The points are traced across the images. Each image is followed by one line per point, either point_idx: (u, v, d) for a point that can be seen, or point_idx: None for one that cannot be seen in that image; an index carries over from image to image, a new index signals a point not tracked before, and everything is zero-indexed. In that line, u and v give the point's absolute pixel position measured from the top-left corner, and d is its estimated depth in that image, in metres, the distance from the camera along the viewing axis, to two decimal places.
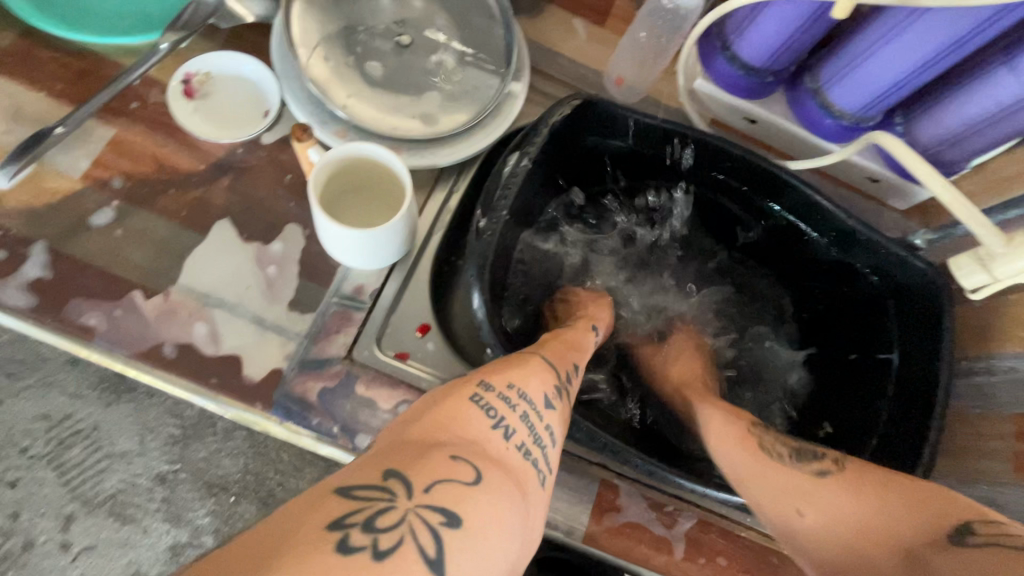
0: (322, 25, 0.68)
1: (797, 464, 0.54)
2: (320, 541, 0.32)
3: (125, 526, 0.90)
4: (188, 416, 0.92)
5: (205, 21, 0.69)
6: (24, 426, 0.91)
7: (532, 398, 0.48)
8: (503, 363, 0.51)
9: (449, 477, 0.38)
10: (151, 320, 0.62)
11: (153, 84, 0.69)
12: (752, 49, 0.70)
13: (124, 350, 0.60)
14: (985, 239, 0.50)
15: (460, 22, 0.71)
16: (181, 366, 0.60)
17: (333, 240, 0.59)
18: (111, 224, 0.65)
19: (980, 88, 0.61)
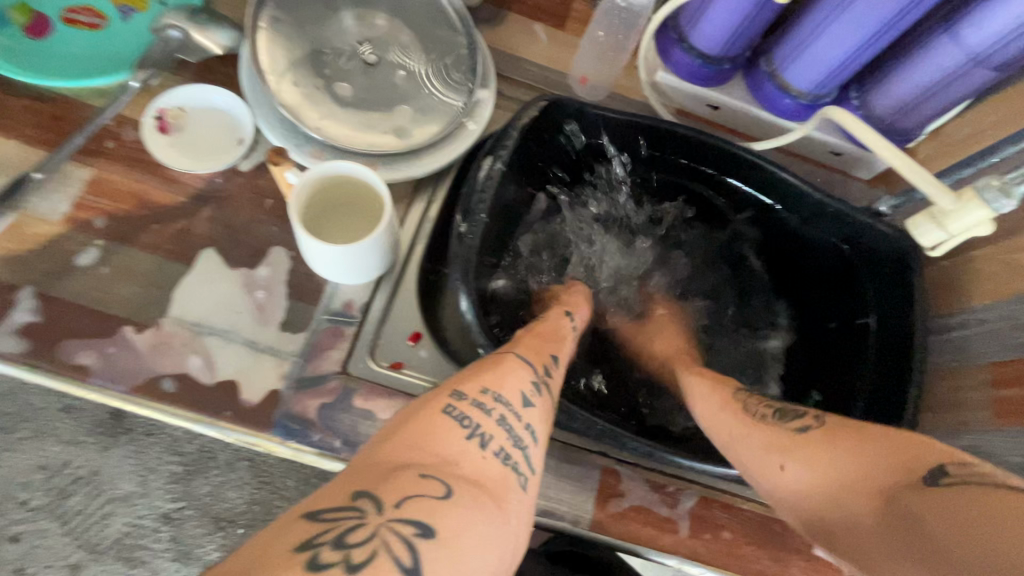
0: (290, 50, 0.70)
1: (780, 423, 0.56)
2: (289, 564, 0.34)
3: (133, 569, 0.90)
4: (189, 452, 0.92)
5: (171, 55, 0.71)
6: (22, 478, 0.90)
7: (509, 400, 0.50)
8: (477, 367, 0.52)
9: (420, 492, 0.39)
10: (144, 354, 0.62)
11: (126, 122, 0.70)
12: (708, 38, 0.72)
13: (120, 386, 0.61)
14: (935, 195, 0.53)
15: (425, 37, 0.73)
16: (178, 397, 0.61)
17: (318, 257, 0.60)
18: (97, 265, 0.65)
19: (925, 57, 0.64)
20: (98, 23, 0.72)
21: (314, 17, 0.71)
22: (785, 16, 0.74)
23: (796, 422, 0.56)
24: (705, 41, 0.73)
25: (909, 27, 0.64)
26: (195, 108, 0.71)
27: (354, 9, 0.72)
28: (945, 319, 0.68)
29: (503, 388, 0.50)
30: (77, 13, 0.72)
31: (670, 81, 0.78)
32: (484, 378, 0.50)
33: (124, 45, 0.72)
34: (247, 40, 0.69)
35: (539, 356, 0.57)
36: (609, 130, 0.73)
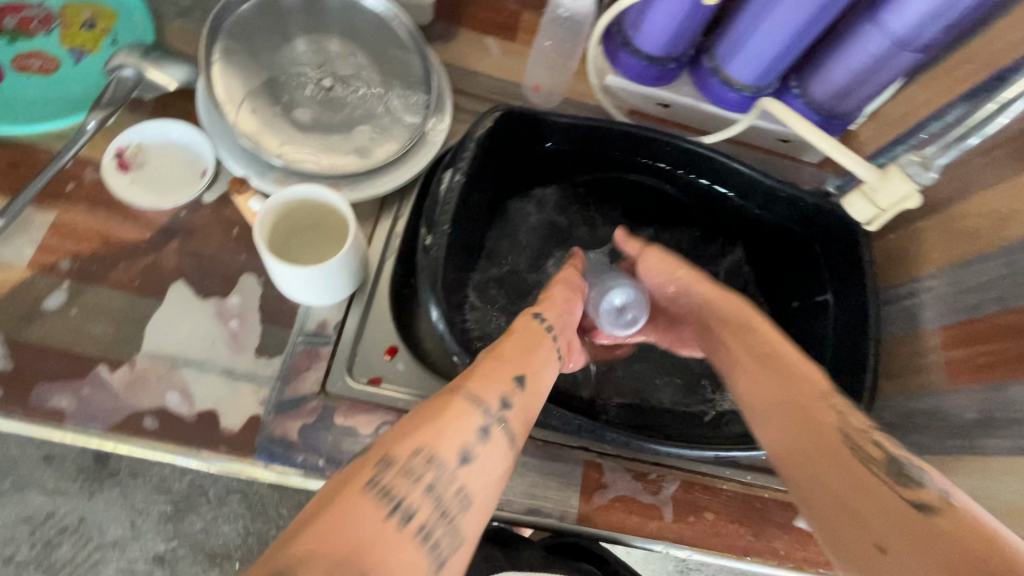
0: (245, 80, 0.71)
1: (899, 493, 0.44)
2: None
3: None
4: (177, 490, 0.91)
5: (128, 95, 0.70)
6: (6, 532, 0.88)
7: (445, 460, 0.44)
8: (415, 415, 0.46)
9: None
10: (121, 392, 0.62)
11: (86, 163, 0.71)
12: (651, 40, 0.75)
13: (97, 426, 0.60)
14: (865, 173, 0.64)
15: (378, 57, 0.75)
16: (157, 432, 0.61)
17: (289, 281, 0.61)
18: (67, 307, 0.65)
19: (854, 44, 0.68)
20: (51, 67, 0.72)
21: (266, 47, 0.73)
22: (721, 14, 0.78)
23: (908, 494, 0.44)
24: (648, 43, 0.76)
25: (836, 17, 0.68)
26: (155, 145, 0.72)
27: (307, 36, 0.74)
28: (897, 290, 0.71)
29: (449, 442, 0.44)
30: (28, 60, 0.72)
31: (619, 84, 0.81)
32: (427, 436, 0.44)
33: (78, 83, 0.73)
34: (201, 73, 0.70)
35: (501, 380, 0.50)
36: (563, 133, 0.77)
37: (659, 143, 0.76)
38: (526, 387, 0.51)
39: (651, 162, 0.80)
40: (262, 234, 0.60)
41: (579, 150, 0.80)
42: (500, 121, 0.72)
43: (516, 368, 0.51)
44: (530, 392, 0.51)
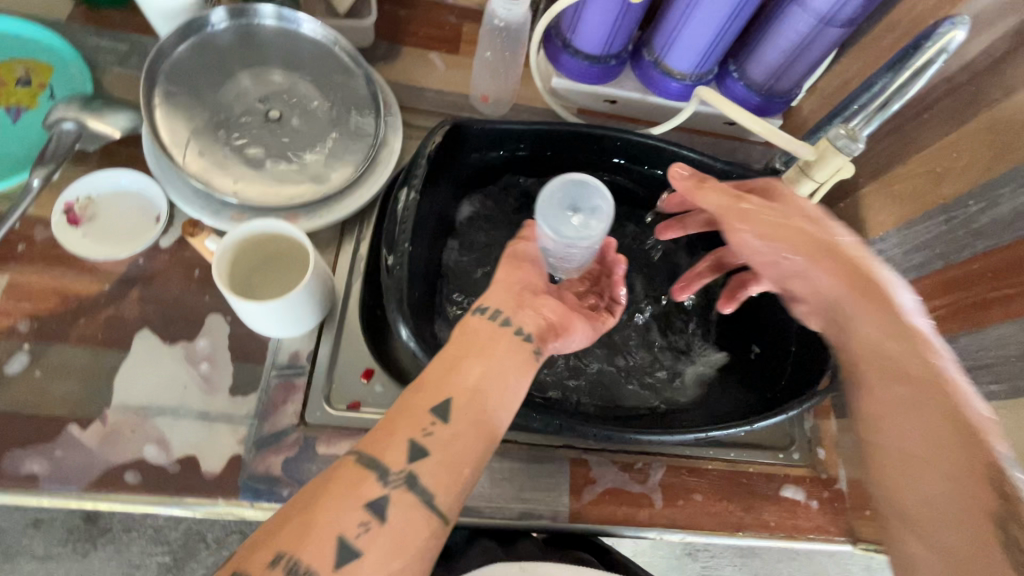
0: (189, 122, 0.71)
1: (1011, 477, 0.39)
2: None
3: None
4: (175, 539, 0.90)
5: (71, 148, 0.69)
6: None
7: (313, 563, 0.40)
8: (287, 512, 0.43)
9: None
10: (95, 449, 0.61)
11: (35, 221, 0.70)
12: (589, 41, 0.77)
13: (73, 486, 0.59)
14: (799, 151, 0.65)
15: (323, 83, 0.75)
16: (137, 484, 0.60)
17: (254, 316, 0.60)
18: (29, 371, 0.64)
19: (782, 26, 0.70)
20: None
21: (208, 86, 0.73)
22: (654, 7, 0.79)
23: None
24: (587, 43, 0.78)
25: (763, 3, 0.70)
26: (106, 196, 0.72)
27: (249, 70, 0.74)
28: None
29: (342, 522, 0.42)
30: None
31: (564, 85, 0.82)
32: (314, 520, 0.42)
33: (17, 142, 0.71)
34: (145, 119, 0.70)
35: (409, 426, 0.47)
36: (512, 140, 0.77)
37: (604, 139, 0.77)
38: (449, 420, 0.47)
39: (600, 159, 0.81)
40: (221, 274, 0.59)
41: (529, 154, 0.80)
42: (450, 132, 0.72)
43: (429, 403, 0.48)
44: (454, 424, 0.47)
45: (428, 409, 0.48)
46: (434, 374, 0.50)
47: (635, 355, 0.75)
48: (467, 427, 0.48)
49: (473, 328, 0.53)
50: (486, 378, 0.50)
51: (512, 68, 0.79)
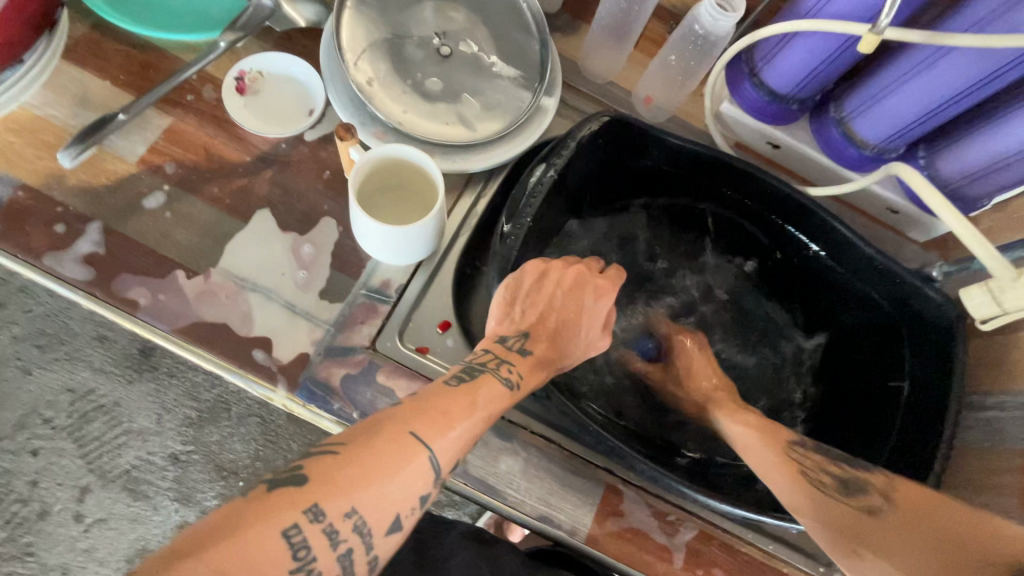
0: (519, 63, 0.69)
1: None
2: (374, 463, 0.42)
3: (136, 501, 1.09)
4: (204, 400, 1.13)
5: (430, 33, 0.68)
6: (50, 397, 1.09)
7: (484, 421, 0.48)
8: (477, 388, 0.48)
9: (394, 447, 0.42)
10: (194, 300, 0.58)
11: (348, 52, 0.64)
12: (954, 164, 0.65)
13: (243, 304, 0.59)
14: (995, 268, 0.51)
15: (683, 125, 0.77)
16: (215, 345, 0.57)
17: (404, 239, 0.57)
18: (164, 211, 0.60)
19: (1002, 127, 0.58)
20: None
21: (506, 26, 0.69)
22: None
23: None
24: (976, 187, 0.65)
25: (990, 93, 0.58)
26: (381, 154, 0.56)
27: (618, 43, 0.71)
28: None
29: (425, 431, 0.44)
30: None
31: (929, 222, 0.69)
32: (363, 453, 0.42)
33: (216, 2, 0.66)
34: (513, 43, 0.69)
35: (482, 357, 0.52)
36: (829, 253, 0.69)
37: (954, 324, 0.61)
38: (512, 356, 0.52)
39: (903, 329, 0.67)
40: (414, 206, 0.59)
41: (832, 278, 0.70)
42: (765, 211, 0.71)
43: (510, 333, 0.54)
44: (523, 364, 0.52)
45: (497, 346, 0.53)
46: (522, 311, 0.54)
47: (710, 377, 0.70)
48: (528, 379, 0.51)
49: (535, 295, 0.55)
50: (503, 397, 0.49)
51: (858, 215, 0.75)
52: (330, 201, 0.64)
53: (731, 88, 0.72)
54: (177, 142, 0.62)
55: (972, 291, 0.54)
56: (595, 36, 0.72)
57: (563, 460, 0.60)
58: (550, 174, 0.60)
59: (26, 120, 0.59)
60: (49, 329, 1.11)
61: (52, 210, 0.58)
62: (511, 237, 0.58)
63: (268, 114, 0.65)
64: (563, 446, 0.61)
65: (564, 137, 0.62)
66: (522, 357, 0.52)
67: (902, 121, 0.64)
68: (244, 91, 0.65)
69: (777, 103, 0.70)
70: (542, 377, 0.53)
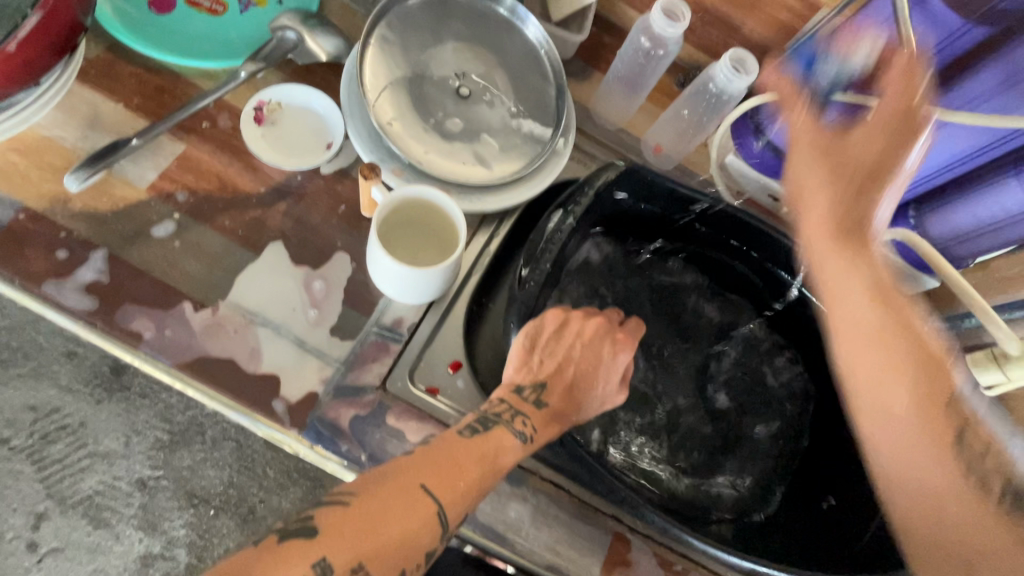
0: (535, 108, 0.70)
1: None
2: (381, 516, 0.40)
3: (96, 530, 1.03)
4: (177, 422, 1.07)
5: (450, 74, 0.69)
6: (11, 415, 1.03)
7: (492, 475, 0.46)
8: (487, 442, 0.47)
9: (403, 500, 0.41)
10: (199, 334, 0.56)
11: (369, 88, 0.64)
12: (943, 227, 0.68)
13: (252, 338, 0.57)
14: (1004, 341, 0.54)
15: (689, 173, 0.79)
16: (220, 382, 0.55)
17: (417, 281, 0.57)
18: (174, 239, 0.59)
19: (991, 195, 0.62)
20: (217, 10, 0.66)
21: (526, 70, 0.71)
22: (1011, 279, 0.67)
23: None
24: (964, 250, 0.69)
25: (981, 163, 0.61)
26: (402, 196, 0.57)
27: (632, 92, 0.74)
28: None
29: (435, 483, 0.43)
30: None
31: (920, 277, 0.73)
32: (373, 506, 0.40)
33: (237, 31, 0.66)
34: (532, 89, 0.71)
35: (497, 408, 0.51)
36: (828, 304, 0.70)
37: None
38: (527, 408, 0.51)
39: None
40: (429, 249, 0.59)
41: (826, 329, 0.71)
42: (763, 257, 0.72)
43: (527, 382, 0.53)
44: (537, 416, 0.51)
45: (512, 396, 0.52)
46: (540, 360, 0.54)
47: (711, 429, 0.69)
48: (542, 432, 0.50)
49: (554, 346, 0.55)
50: (516, 450, 0.48)
51: None
52: (344, 237, 0.63)
53: (736, 141, 0.75)
54: (190, 169, 0.61)
55: (980, 360, 0.59)
56: (609, 83, 0.74)
57: (572, 507, 0.60)
58: (567, 222, 0.61)
59: (33, 141, 0.58)
60: (14, 343, 1.04)
61: (55, 234, 0.56)
62: (530, 283, 0.58)
63: (284, 145, 0.64)
64: (574, 494, 0.59)
65: (579, 185, 0.63)
66: (536, 410, 0.51)
67: None
68: (262, 121, 0.64)
69: (780, 159, 0.72)
70: (556, 432, 0.52)
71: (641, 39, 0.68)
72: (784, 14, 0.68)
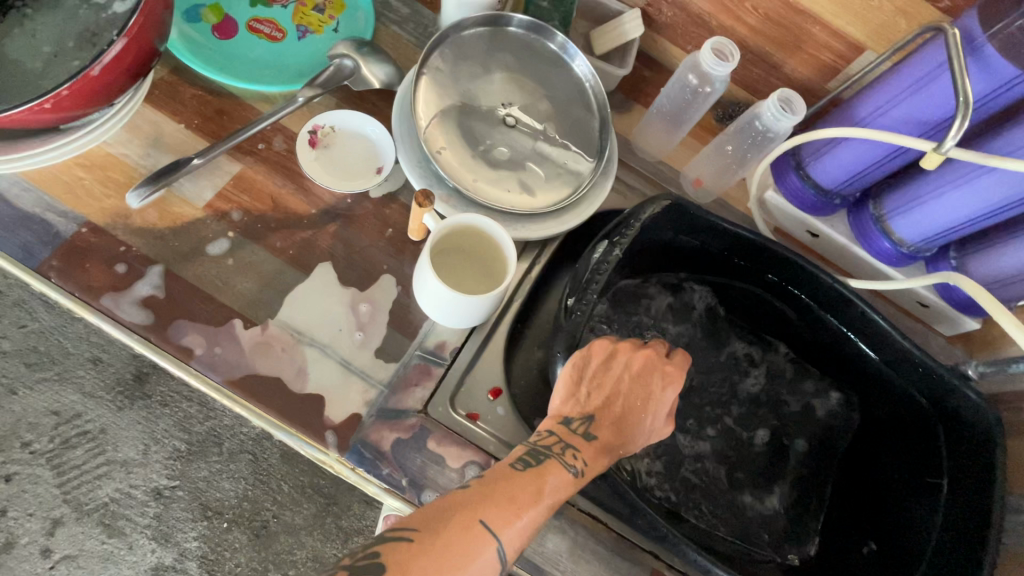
0: (578, 139, 0.71)
1: None
2: (444, 554, 0.39)
3: (110, 539, 1.03)
4: (196, 432, 1.08)
5: (497, 104, 0.70)
6: (33, 420, 1.03)
7: (547, 512, 0.46)
8: (539, 476, 0.46)
9: (466, 539, 0.40)
10: (247, 351, 0.57)
11: (419, 115, 0.66)
12: (986, 270, 0.68)
13: (298, 358, 0.58)
14: None
15: (727, 207, 0.79)
16: (267, 401, 0.56)
17: (463, 308, 0.57)
18: (227, 257, 0.60)
19: None
20: (278, 37, 0.69)
21: (571, 102, 0.72)
22: None
23: None
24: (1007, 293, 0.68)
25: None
26: (453, 223, 0.58)
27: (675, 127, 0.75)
28: None
29: (494, 519, 0.42)
30: (261, 23, 0.68)
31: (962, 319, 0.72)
32: (437, 543, 0.39)
33: (294, 57, 0.68)
34: (575, 120, 0.72)
35: (546, 440, 0.50)
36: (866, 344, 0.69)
37: (989, 428, 0.61)
38: (577, 441, 0.51)
39: (937, 424, 0.66)
40: (476, 277, 0.60)
41: (867, 366, 0.70)
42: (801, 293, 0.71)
43: (574, 415, 0.53)
44: (588, 449, 0.50)
45: (561, 427, 0.52)
46: (587, 392, 0.54)
47: (744, 467, 0.68)
48: (592, 465, 0.50)
49: (601, 378, 0.55)
50: (569, 484, 0.47)
51: (891, 307, 0.78)
52: (390, 260, 0.64)
53: (776, 177, 0.76)
54: (245, 189, 0.62)
55: None
56: (652, 117, 0.76)
57: (609, 540, 0.59)
58: (612, 253, 0.61)
59: (97, 158, 0.60)
60: (42, 347, 1.05)
61: (114, 247, 0.57)
62: (575, 312, 0.59)
63: (336, 168, 0.66)
64: (612, 527, 0.59)
65: (624, 217, 0.64)
66: (587, 442, 0.51)
67: (938, 224, 0.67)
68: (316, 144, 0.66)
69: (821, 196, 0.73)
70: (607, 463, 0.51)
71: (688, 76, 0.70)
72: (828, 55, 0.69)
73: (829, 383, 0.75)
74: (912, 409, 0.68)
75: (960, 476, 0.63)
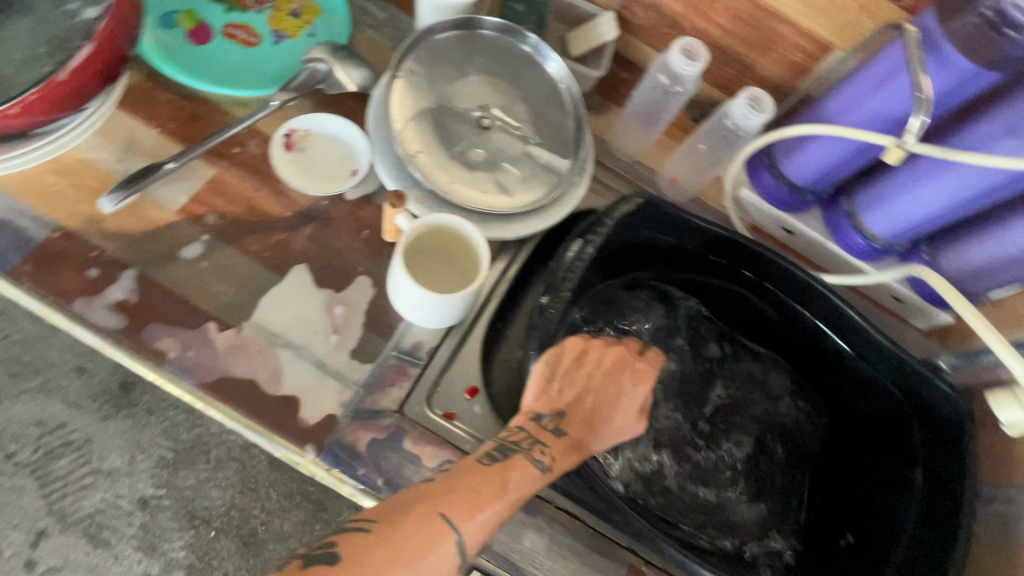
0: (554, 139, 0.72)
1: None
2: (400, 544, 0.39)
3: (96, 550, 1.02)
4: (183, 440, 1.07)
5: (472, 105, 0.71)
6: (17, 430, 1.02)
7: (512, 507, 0.46)
8: (504, 471, 0.47)
9: (423, 529, 0.40)
10: (222, 354, 0.57)
11: (394, 118, 0.66)
12: (956, 263, 0.69)
13: (273, 359, 0.58)
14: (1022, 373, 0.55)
15: (704, 206, 0.80)
16: (241, 403, 0.56)
17: (438, 307, 0.57)
18: (201, 261, 0.60)
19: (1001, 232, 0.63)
20: (253, 42, 0.69)
21: (546, 103, 0.73)
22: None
23: None
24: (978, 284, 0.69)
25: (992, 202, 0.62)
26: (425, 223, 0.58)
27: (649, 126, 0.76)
28: None
29: (455, 511, 0.42)
30: (236, 29, 0.69)
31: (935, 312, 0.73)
32: (394, 534, 0.40)
33: (269, 62, 0.69)
34: (551, 121, 0.72)
35: (516, 436, 0.51)
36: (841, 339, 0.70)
37: (960, 418, 0.61)
38: (547, 437, 0.51)
39: (912, 418, 0.67)
40: (450, 279, 0.60)
41: (843, 361, 0.71)
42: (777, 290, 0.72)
43: (546, 411, 0.54)
44: (556, 445, 0.51)
45: (531, 424, 0.52)
46: (559, 388, 0.55)
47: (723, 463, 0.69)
48: (560, 461, 0.50)
49: (573, 374, 0.55)
50: (536, 480, 0.48)
51: (866, 301, 0.79)
52: (365, 262, 0.64)
53: (751, 175, 0.77)
54: (220, 192, 0.63)
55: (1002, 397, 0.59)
56: (627, 116, 0.77)
57: (586, 536, 0.59)
58: (585, 251, 0.61)
59: (71, 163, 0.60)
60: (25, 356, 1.04)
61: (88, 252, 0.57)
62: (549, 310, 0.58)
63: (311, 171, 0.66)
64: (589, 526, 0.59)
65: (597, 215, 0.64)
66: (556, 439, 0.51)
67: (908, 218, 0.68)
68: (291, 147, 0.66)
69: (794, 193, 0.74)
70: (575, 460, 0.52)
71: (660, 77, 0.70)
72: (798, 54, 0.70)
73: (807, 380, 0.76)
74: (887, 403, 0.69)
75: (934, 467, 0.63)
